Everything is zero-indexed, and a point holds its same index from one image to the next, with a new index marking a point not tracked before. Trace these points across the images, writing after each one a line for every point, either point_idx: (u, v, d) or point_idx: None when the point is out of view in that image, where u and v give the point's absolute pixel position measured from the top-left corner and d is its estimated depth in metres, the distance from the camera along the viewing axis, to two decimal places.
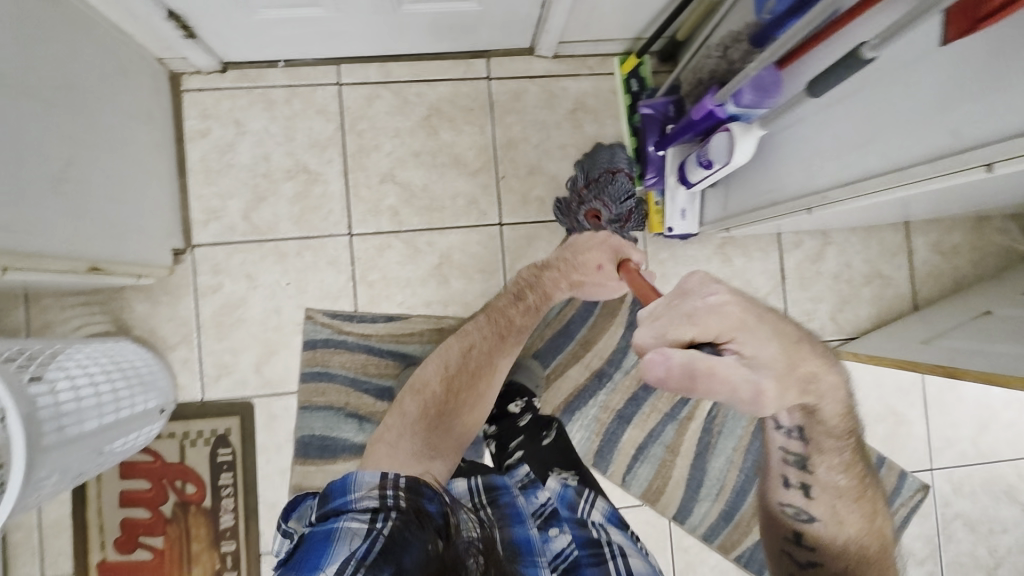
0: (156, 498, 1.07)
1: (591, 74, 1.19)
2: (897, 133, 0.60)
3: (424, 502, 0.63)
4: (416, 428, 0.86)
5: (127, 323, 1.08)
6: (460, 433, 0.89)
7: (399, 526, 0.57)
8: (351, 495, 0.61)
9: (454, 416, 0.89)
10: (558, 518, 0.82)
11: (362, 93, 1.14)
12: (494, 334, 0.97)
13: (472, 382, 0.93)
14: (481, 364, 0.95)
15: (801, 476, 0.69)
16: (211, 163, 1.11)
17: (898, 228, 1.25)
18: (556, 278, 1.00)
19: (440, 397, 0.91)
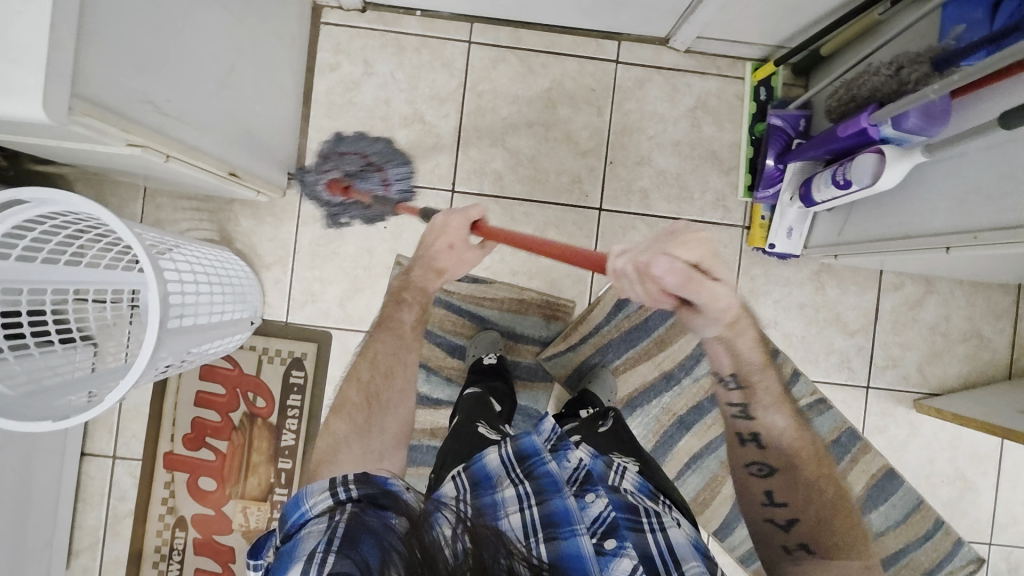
0: (228, 405, 1.12)
1: (720, 74, 1.17)
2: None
3: (377, 486, 0.62)
4: (352, 435, 0.95)
5: (230, 235, 1.13)
6: (395, 419, 0.99)
7: (354, 517, 0.57)
8: (304, 506, 0.62)
9: (382, 412, 0.98)
10: (593, 484, 0.78)
11: (490, 55, 1.15)
12: (394, 338, 1.00)
13: (389, 382, 1.00)
14: (392, 364, 1.00)
15: (750, 427, 0.76)
16: (334, 97, 1.14)
17: (1009, 290, 1.18)
18: (425, 273, 0.99)
19: (363, 402, 0.99)
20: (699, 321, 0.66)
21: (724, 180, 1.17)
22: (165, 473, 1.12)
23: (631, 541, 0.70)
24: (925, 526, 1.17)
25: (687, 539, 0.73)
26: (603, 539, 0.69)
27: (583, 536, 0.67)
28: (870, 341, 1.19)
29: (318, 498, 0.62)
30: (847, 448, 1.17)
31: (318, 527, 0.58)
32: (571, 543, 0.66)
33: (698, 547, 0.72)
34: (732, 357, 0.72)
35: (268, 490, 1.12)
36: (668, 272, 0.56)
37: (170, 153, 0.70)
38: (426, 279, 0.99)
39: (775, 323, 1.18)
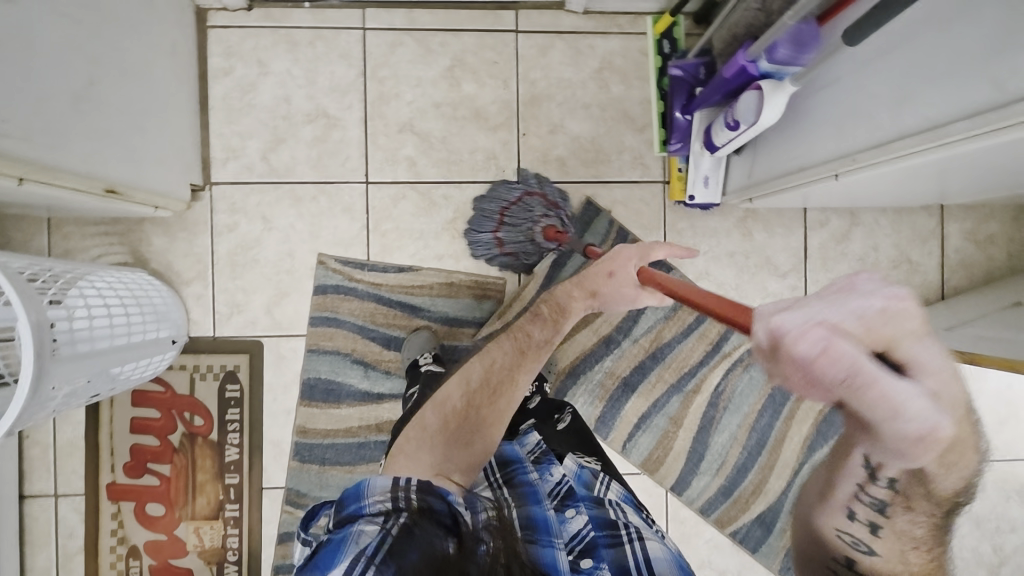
0: (165, 428, 1.10)
1: (621, 32, 1.15)
2: (939, 87, 0.57)
3: (436, 500, 0.62)
4: (438, 441, 0.79)
5: (144, 256, 1.10)
6: (485, 442, 0.81)
7: (410, 524, 0.56)
8: (363, 501, 0.62)
9: (476, 428, 0.81)
10: (573, 500, 0.81)
11: (386, 39, 1.12)
12: (516, 352, 0.91)
13: (495, 398, 0.86)
14: (504, 380, 0.88)
15: (871, 514, 0.56)
16: (232, 102, 1.11)
17: (932, 213, 1.19)
18: (571, 292, 0.96)
19: (461, 410, 0.83)
20: (879, 445, 0.51)
21: (639, 139, 1.16)
22: (110, 505, 1.10)
23: (607, 560, 0.73)
24: None
25: (665, 554, 0.76)
26: (580, 557, 0.72)
27: (560, 549, 0.68)
28: (803, 281, 1.19)
29: (379, 496, 0.62)
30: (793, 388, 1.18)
31: (372, 525, 0.57)
32: (547, 551, 0.67)
33: (675, 567, 0.74)
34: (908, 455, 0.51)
35: (218, 508, 1.11)
36: (806, 336, 0.51)
37: (24, 175, 0.69)
38: (568, 296, 0.97)
39: (707, 275, 1.18)
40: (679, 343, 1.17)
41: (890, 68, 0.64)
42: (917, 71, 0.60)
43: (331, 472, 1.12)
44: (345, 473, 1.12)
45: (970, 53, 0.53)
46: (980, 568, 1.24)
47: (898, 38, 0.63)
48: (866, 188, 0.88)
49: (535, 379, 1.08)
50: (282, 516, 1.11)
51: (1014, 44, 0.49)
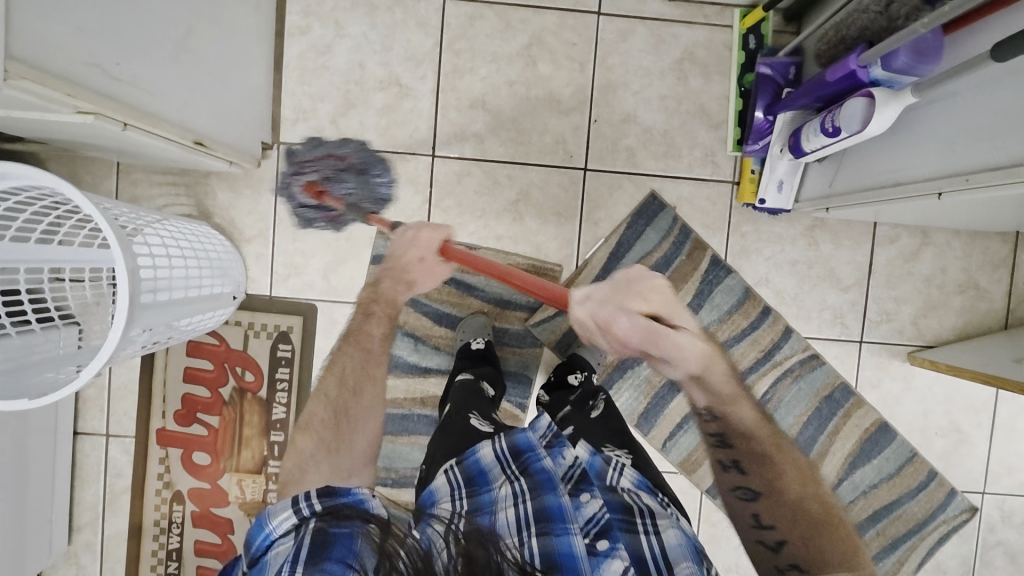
0: (217, 380, 1.12)
1: (707, 24, 1.11)
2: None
3: (340, 500, 0.67)
4: (326, 446, 1.12)
5: (208, 210, 1.11)
6: (360, 443, 1.13)
7: (321, 525, 0.61)
8: (268, 527, 0.65)
9: (351, 429, 1.13)
10: (588, 483, 0.78)
11: (466, 11, 1.10)
12: (360, 353, 1.14)
13: (356, 395, 1.14)
14: (358, 382, 1.14)
15: None
16: (306, 62, 1.10)
17: (1007, 239, 1.16)
18: (391, 285, 1.10)
19: (331, 419, 1.12)
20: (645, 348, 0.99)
21: (713, 136, 1.13)
22: (159, 449, 1.13)
23: (624, 543, 0.70)
24: (919, 478, 1.18)
25: (681, 541, 0.72)
26: (596, 539, 0.69)
27: (576, 534, 0.67)
28: (864, 296, 1.17)
29: (281, 514, 0.65)
30: (840, 404, 1.17)
31: (285, 544, 0.61)
32: (564, 540, 0.67)
33: (693, 550, 0.71)
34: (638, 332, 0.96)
35: (261, 463, 1.14)
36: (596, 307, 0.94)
37: (127, 121, 0.68)
38: (393, 290, 1.10)
39: (767, 281, 1.16)
40: (731, 347, 1.16)
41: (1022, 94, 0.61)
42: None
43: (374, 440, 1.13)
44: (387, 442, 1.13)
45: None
46: None
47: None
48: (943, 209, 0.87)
49: (585, 369, 1.07)
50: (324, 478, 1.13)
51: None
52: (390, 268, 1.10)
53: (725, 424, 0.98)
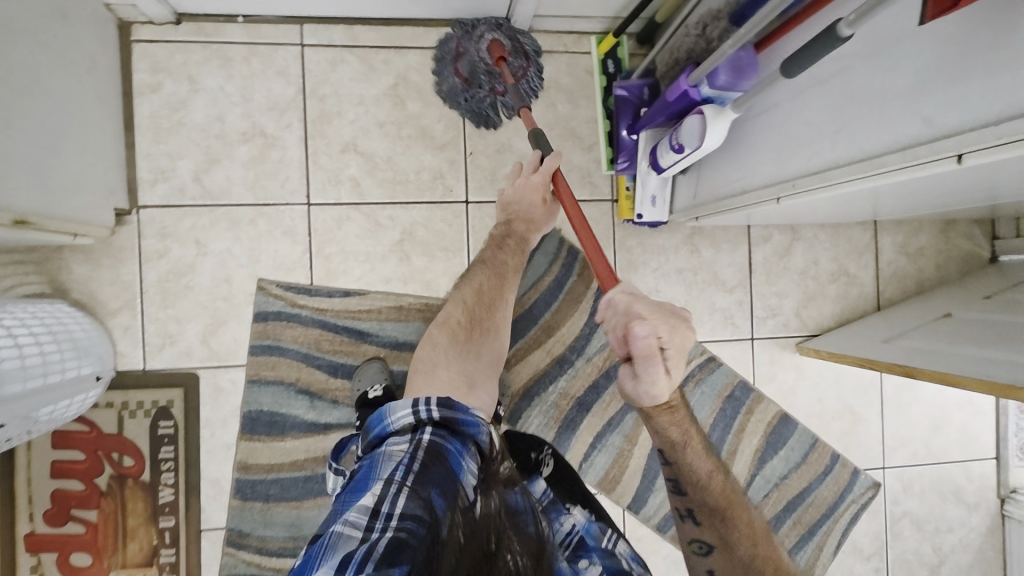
0: (91, 470, 1.03)
1: (566, 52, 1.15)
2: (878, 114, 0.60)
3: (458, 415, 0.75)
4: (454, 352, 0.91)
5: (64, 286, 1.02)
6: (490, 353, 0.95)
7: (434, 440, 0.71)
8: (387, 422, 0.74)
9: (484, 340, 0.95)
10: (586, 550, 0.80)
11: (327, 56, 1.09)
12: (496, 272, 0.97)
13: (490, 313, 0.96)
14: (495, 296, 0.96)
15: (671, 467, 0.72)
16: (160, 120, 1.05)
17: (867, 227, 1.26)
18: (525, 229, 0.98)
19: (466, 324, 0.94)
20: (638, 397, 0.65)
21: (587, 157, 1.17)
22: (29, 557, 1.01)
23: None
24: (824, 463, 1.24)
25: None
26: None
27: None
28: (749, 295, 1.23)
29: (402, 412, 0.74)
30: (742, 401, 1.22)
31: (400, 443, 0.71)
32: None
33: None
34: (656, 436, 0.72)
35: (152, 554, 1.05)
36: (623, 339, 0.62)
37: None
38: (529, 228, 0.97)
39: (657, 291, 1.20)
40: None
41: (835, 97, 0.66)
42: (860, 96, 0.62)
43: (276, 509, 1.06)
44: (291, 509, 1.07)
45: (914, 78, 0.55)
46: (922, 568, 1.30)
47: (839, 66, 0.66)
48: (796, 210, 0.93)
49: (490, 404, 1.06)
50: (224, 559, 1.05)
51: (948, 77, 0.52)
52: (511, 218, 0.96)
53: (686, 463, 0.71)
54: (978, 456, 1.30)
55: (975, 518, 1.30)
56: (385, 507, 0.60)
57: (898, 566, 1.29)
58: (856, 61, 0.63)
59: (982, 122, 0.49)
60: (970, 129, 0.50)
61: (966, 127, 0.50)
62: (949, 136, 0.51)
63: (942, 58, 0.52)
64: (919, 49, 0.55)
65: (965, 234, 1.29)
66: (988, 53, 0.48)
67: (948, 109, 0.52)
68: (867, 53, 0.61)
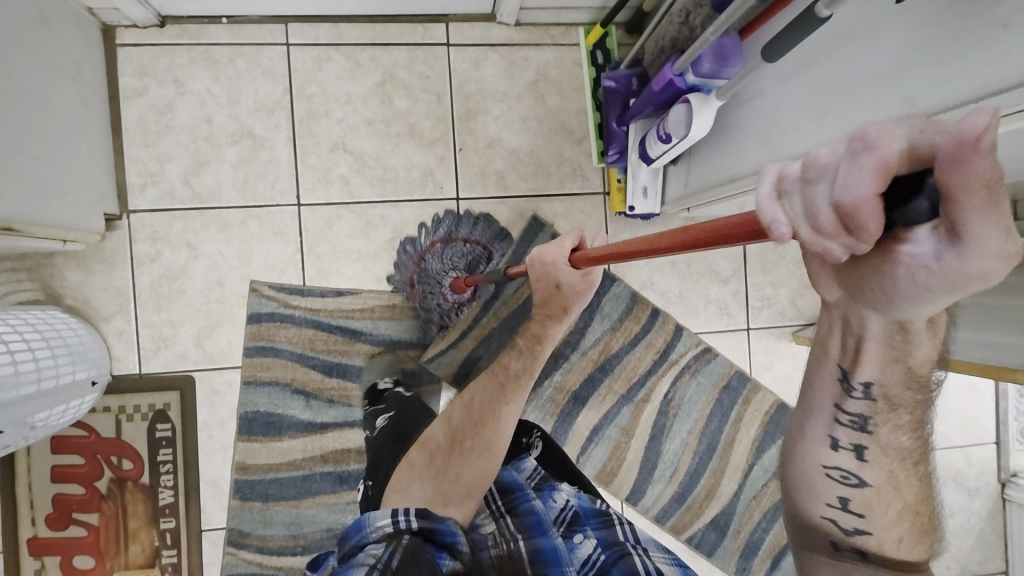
0: (91, 474, 1.04)
1: (553, 44, 1.15)
2: (857, 98, 0.59)
3: (436, 524, 0.73)
4: (427, 472, 0.81)
5: (57, 292, 1.03)
6: (471, 478, 0.81)
7: (412, 544, 0.67)
8: (366, 532, 0.72)
9: (463, 460, 0.82)
10: (580, 524, 0.82)
11: (312, 55, 1.08)
12: (495, 386, 0.89)
13: (476, 431, 0.85)
14: (486, 410, 0.87)
15: (865, 408, 0.46)
16: (148, 124, 1.05)
17: None
18: (546, 319, 0.87)
19: (446, 444, 0.85)
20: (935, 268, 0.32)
21: (578, 150, 1.16)
22: (32, 561, 1.02)
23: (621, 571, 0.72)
24: None
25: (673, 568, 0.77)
26: None
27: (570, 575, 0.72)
28: (744, 285, 1.23)
29: (380, 521, 0.73)
30: (738, 392, 1.22)
31: (376, 547, 0.67)
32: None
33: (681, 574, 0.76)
34: (887, 360, 0.42)
35: (153, 555, 1.06)
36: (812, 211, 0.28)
37: None
38: (544, 324, 0.88)
39: (651, 284, 1.20)
40: (627, 353, 1.18)
41: (820, 81, 0.65)
42: (842, 79, 0.62)
43: (275, 509, 1.07)
44: (291, 508, 1.07)
45: (891, 59, 0.55)
46: None
47: (820, 50, 0.65)
48: None
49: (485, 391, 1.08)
50: (225, 558, 1.06)
51: (927, 56, 0.51)
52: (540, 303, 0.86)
53: (891, 430, 0.47)
54: (978, 440, 1.30)
55: (976, 503, 1.30)
56: None
57: None
58: (838, 45, 0.62)
59: (961, 102, 0.47)
60: (949, 110, 0.48)
61: (945, 108, 0.49)
62: (924, 119, 0.51)
63: (918, 38, 0.52)
64: (895, 31, 0.54)
65: None
66: (965, 31, 0.47)
67: (924, 91, 0.51)
68: (849, 36, 0.61)
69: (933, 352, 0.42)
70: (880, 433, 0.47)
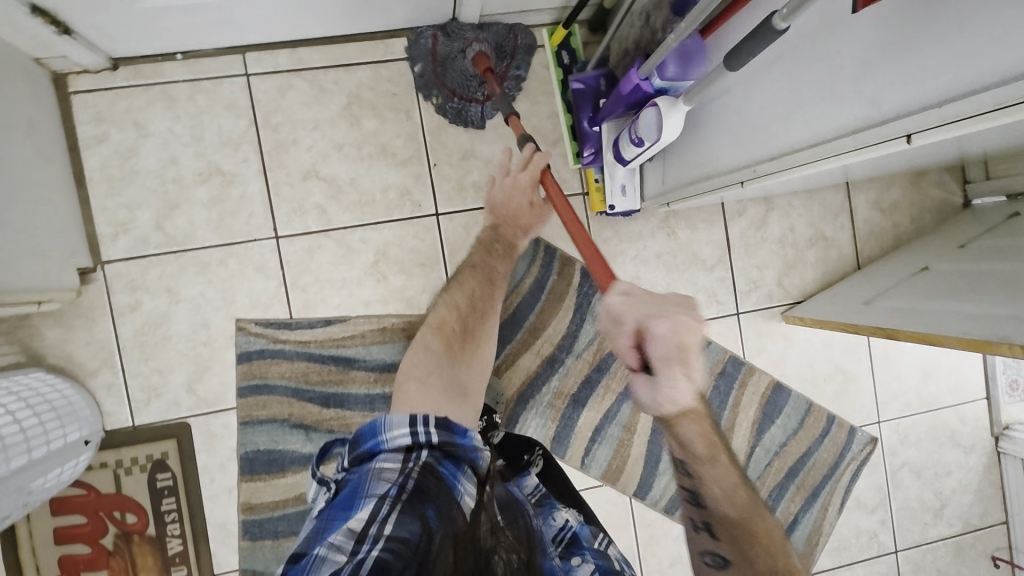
0: (95, 532, 1.02)
1: (518, 49, 1.13)
2: (828, 98, 0.59)
3: (456, 440, 0.69)
4: (445, 362, 0.87)
5: (38, 353, 1.00)
6: (479, 363, 0.92)
7: (428, 468, 0.65)
8: (383, 436, 0.67)
9: (471, 350, 0.91)
10: (579, 547, 0.75)
11: (274, 83, 1.06)
12: (483, 278, 0.94)
13: (477, 323, 0.92)
14: (482, 306, 0.93)
15: (688, 479, 0.66)
16: (112, 172, 1.02)
17: (839, 189, 1.26)
18: (519, 226, 0.97)
19: (452, 337, 0.90)
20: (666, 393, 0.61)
21: (553, 154, 1.15)
22: None
23: None
24: (821, 425, 1.26)
25: None
26: None
27: None
28: (730, 271, 1.23)
29: (398, 429, 0.67)
30: (734, 376, 1.23)
31: (392, 465, 0.64)
32: None
33: None
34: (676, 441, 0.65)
35: None
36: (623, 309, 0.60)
37: None
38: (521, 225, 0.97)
39: (638, 279, 1.20)
40: None
41: (787, 80, 0.66)
42: (808, 80, 0.62)
43: (287, 545, 1.05)
44: None
45: (856, 59, 0.55)
46: (926, 514, 1.32)
47: (784, 50, 0.66)
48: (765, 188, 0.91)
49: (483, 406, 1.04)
50: None
51: (891, 55, 0.51)
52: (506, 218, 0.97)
53: (712, 500, 0.65)
54: (969, 398, 1.33)
55: (972, 459, 1.34)
56: (373, 527, 0.56)
57: (902, 514, 1.32)
58: (802, 42, 0.62)
59: (932, 102, 0.48)
60: (920, 110, 0.49)
61: (916, 108, 0.50)
62: (894, 119, 0.51)
63: (880, 40, 0.52)
64: (858, 32, 0.55)
65: (937, 183, 1.30)
66: (928, 32, 0.48)
67: (892, 91, 0.52)
68: (811, 37, 0.61)
69: (700, 431, 0.64)
70: (707, 505, 0.65)
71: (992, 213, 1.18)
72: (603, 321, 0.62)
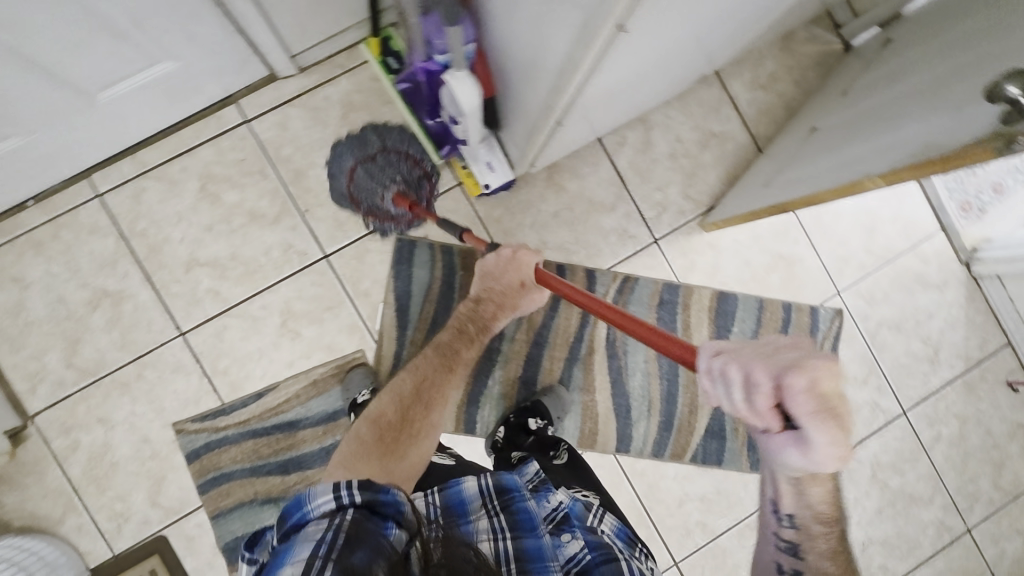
0: None
1: (345, 72, 1.12)
2: (551, 20, 0.57)
3: (383, 494, 0.56)
4: (375, 451, 0.79)
5: (4, 520, 1.03)
6: (417, 456, 0.82)
7: (361, 518, 0.53)
8: (307, 506, 0.55)
9: (411, 440, 0.82)
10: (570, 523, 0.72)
11: (127, 193, 1.08)
12: (439, 364, 0.91)
13: (424, 411, 0.86)
14: (437, 392, 0.89)
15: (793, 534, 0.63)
16: (9, 330, 1.05)
17: (711, 83, 1.23)
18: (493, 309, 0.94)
19: (397, 425, 0.83)
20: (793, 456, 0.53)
21: None
22: None
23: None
24: (780, 317, 1.22)
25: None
26: None
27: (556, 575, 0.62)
28: (632, 203, 1.21)
29: (324, 496, 0.56)
30: (675, 301, 1.20)
31: (317, 529, 0.52)
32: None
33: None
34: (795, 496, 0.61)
35: None
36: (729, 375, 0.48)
37: None
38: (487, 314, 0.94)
39: (545, 245, 1.18)
40: (554, 318, 1.17)
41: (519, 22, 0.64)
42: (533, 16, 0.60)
43: None
44: None
45: None
46: (923, 365, 1.26)
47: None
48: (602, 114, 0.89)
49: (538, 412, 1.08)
50: None
51: None
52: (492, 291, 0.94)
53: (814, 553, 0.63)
54: (923, 235, 1.27)
55: (950, 294, 1.28)
56: None
57: (899, 374, 1.26)
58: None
59: None
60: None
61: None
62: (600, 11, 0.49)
63: None
64: None
65: (807, 38, 1.25)
66: None
67: None
68: None
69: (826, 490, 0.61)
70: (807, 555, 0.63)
71: (868, 48, 1.14)
72: (707, 386, 0.50)
